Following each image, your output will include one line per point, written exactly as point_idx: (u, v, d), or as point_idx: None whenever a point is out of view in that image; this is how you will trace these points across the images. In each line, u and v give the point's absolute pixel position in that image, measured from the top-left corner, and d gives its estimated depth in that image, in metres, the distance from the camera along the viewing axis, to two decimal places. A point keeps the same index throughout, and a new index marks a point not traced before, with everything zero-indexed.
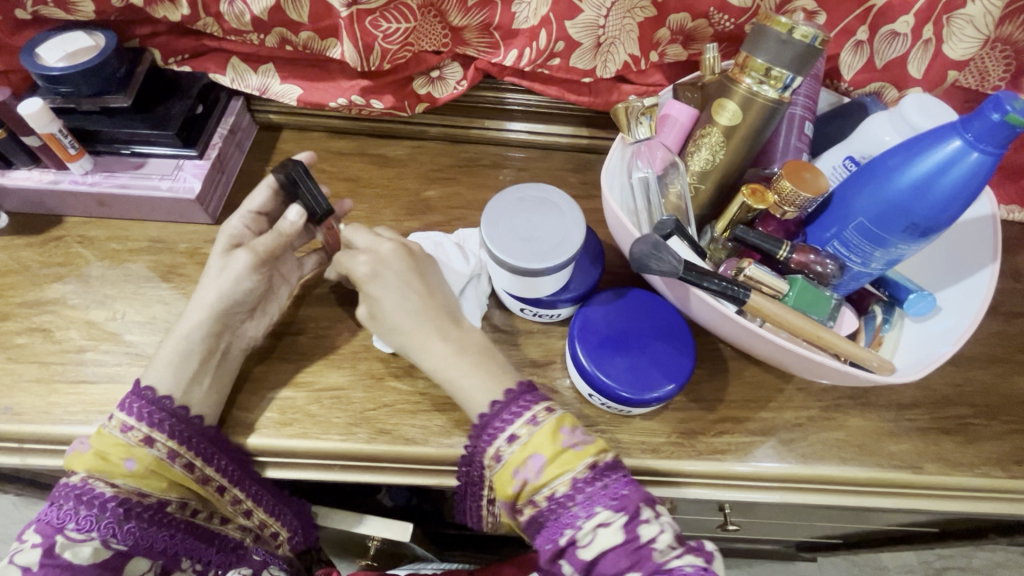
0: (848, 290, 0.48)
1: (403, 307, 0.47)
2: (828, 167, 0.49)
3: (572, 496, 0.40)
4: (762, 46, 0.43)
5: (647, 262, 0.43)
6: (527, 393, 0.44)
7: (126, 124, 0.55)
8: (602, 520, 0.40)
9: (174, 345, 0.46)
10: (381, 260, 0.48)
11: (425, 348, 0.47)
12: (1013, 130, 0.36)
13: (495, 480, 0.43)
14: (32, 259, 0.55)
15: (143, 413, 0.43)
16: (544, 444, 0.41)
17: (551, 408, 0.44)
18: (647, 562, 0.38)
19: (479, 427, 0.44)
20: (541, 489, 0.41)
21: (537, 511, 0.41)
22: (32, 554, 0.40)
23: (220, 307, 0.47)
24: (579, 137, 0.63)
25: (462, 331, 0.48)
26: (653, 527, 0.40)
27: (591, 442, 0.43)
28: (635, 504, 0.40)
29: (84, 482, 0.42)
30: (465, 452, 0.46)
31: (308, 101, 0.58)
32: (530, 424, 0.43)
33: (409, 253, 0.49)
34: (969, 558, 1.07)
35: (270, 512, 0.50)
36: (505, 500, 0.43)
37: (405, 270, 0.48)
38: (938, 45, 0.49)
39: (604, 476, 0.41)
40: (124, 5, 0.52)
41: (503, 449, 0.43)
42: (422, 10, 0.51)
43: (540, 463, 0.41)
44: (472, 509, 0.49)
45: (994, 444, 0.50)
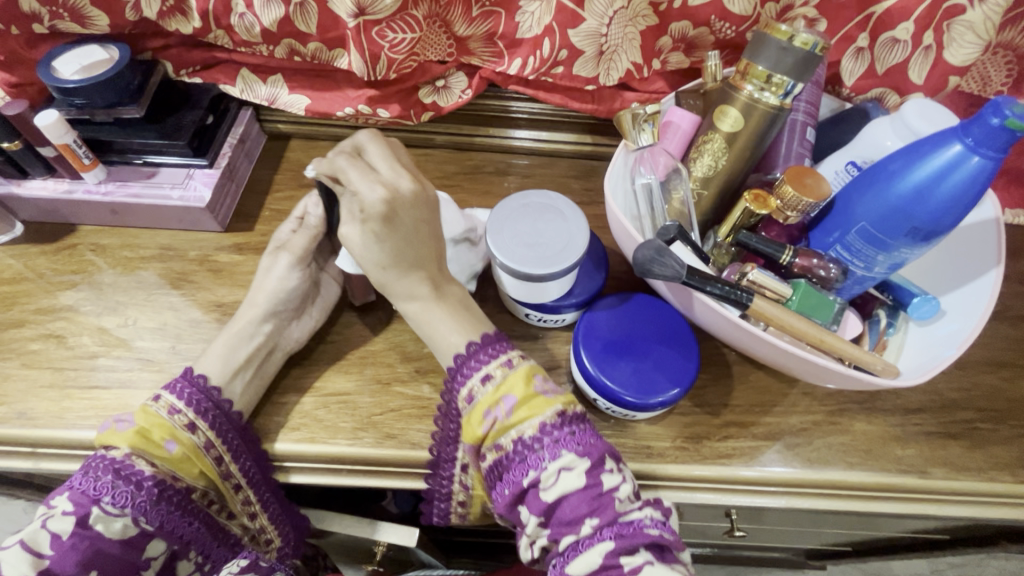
0: (851, 294, 0.49)
1: (397, 253, 0.45)
2: (831, 172, 0.49)
3: (540, 439, 0.41)
4: (762, 53, 0.44)
5: (650, 266, 0.43)
6: (502, 341, 0.46)
7: (138, 134, 0.56)
8: (566, 464, 0.40)
9: (225, 340, 0.49)
10: (398, 201, 0.44)
11: (409, 293, 0.47)
12: (1013, 134, 0.36)
13: (465, 422, 0.44)
14: (46, 267, 0.57)
15: (192, 399, 0.45)
16: (516, 387, 0.42)
17: (525, 356, 0.45)
18: (607, 510, 0.38)
19: (451, 370, 0.45)
20: (508, 431, 0.42)
21: (502, 454, 0.42)
22: (65, 522, 0.40)
23: (268, 304, 0.50)
24: (583, 144, 0.63)
25: (445, 280, 0.48)
26: (616, 477, 0.40)
27: (563, 393, 0.44)
28: (599, 453, 0.40)
29: (124, 457, 0.42)
30: (443, 401, 0.46)
31: (315, 111, 0.59)
32: (504, 367, 0.44)
33: (412, 194, 0.45)
34: (980, 566, 1.06)
35: (271, 518, 0.50)
36: (472, 443, 0.44)
37: (417, 216, 0.45)
38: (939, 51, 0.50)
39: (572, 424, 0.41)
40: (137, 19, 0.53)
41: (476, 390, 0.44)
42: (427, 21, 0.52)
43: (511, 404, 0.42)
44: (441, 485, 0.48)
45: (1002, 448, 0.49)
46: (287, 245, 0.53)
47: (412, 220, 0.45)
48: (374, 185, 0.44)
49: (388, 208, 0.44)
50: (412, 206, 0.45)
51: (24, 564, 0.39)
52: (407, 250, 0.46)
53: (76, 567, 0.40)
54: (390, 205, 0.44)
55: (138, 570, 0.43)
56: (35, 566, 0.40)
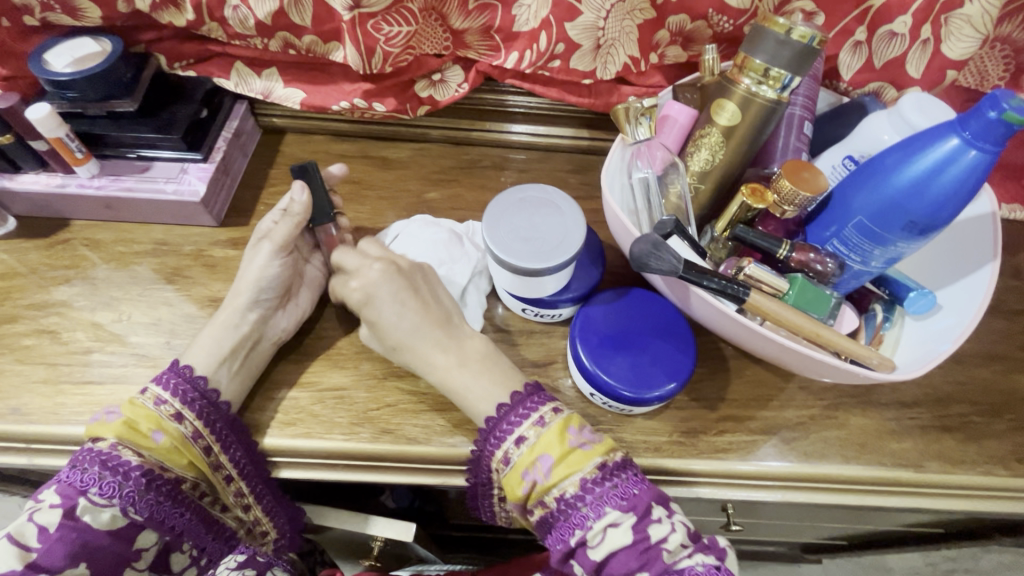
0: (848, 288, 0.49)
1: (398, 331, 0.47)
2: (828, 167, 0.49)
3: (582, 497, 0.41)
4: (760, 46, 0.43)
5: (646, 260, 0.43)
6: (534, 395, 0.45)
7: (132, 128, 0.55)
8: (612, 521, 0.40)
9: (213, 332, 0.49)
10: (372, 284, 0.48)
11: (428, 364, 0.47)
12: (1011, 127, 0.36)
13: (504, 483, 0.44)
14: (39, 262, 0.56)
15: (178, 390, 0.45)
16: (552, 446, 0.42)
17: (557, 408, 0.44)
18: (656, 562, 0.39)
19: (485, 431, 0.45)
20: (550, 490, 0.42)
21: (547, 511, 0.42)
22: (52, 515, 0.40)
23: (250, 294, 0.50)
24: (579, 138, 0.63)
25: (464, 342, 0.48)
26: (664, 527, 0.40)
27: (600, 441, 0.43)
28: (644, 503, 0.41)
29: (111, 448, 0.42)
30: (472, 456, 0.46)
31: (311, 105, 0.59)
32: (536, 426, 0.43)
33: (382, 276, 0.48)
34: (976, 561, 1.06)
35: (266, 510, 0.49)
36: (515, 501, 0.44)
37: (399, 288, 0.48)
38: (936, 45, 0.50)
39: (614, 476, 0.41)
40: (130, 11, 0.52)
41: (511, 452, 0.43)
42: (424, 14, 0.52)
43: (548, 465, 0.42)
44: (485, 506, 0.49)
45: (997, 442, 0.50)
46: (269, 235, 0.52)
47: (393, 297, 0.48)
48: (347, 282, 0.49)
49: (361, 298, 0.48)
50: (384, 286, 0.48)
51: (10, 557, 0.39)
52: (404, 325, 0.47)
53: (65, 560, 0.40)
54: (362, 295, 0.48)
55: (129, 562, 0.43)
56: (22, 559, 0.39)
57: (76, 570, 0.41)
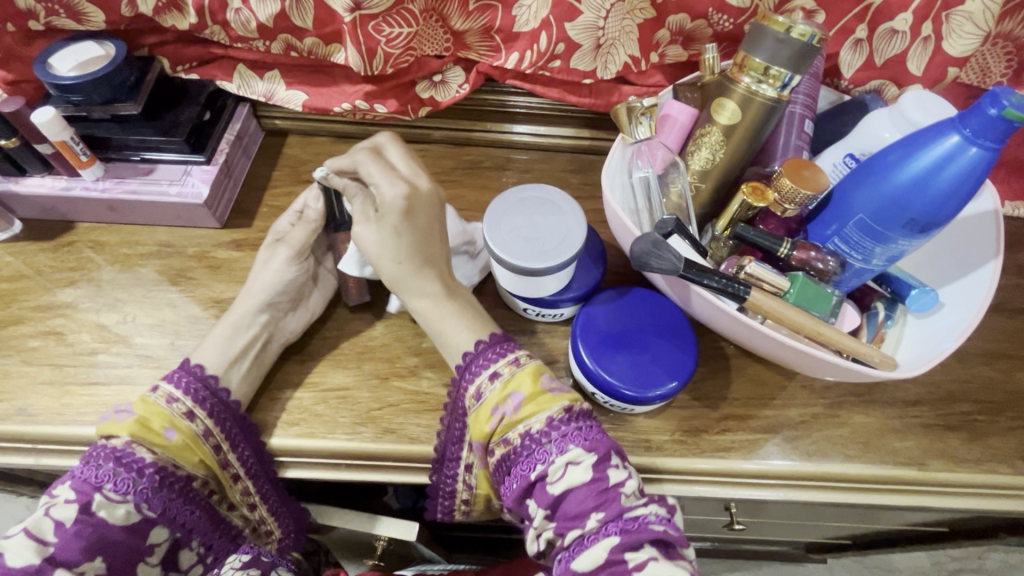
0: (849, 287, 0.49)
1: (412, 249, 0.47)
2: (828, 165, 0.49)
3: (547, 433, 0.41)
4: (760, 45, 0.43)
5: (646, 260, 0.43)
6: (509, 340, 0.47)
7: (136, 131, 0.56)
8: (573, 458, 0.40)
9: (222, 331, 0.49)
10: (417, 197, 0.47)
11: (420, 290, 0.48)
12: (1011, 124, 0.36)
13: (472, 419, 0.44)
14: (45, 265, 0.57)
15: (190, 389, 0.46)
16: (524, 384, 0.43)
17: (531, 356, 0.46)
18: (613, 504, 0.38)
19: (462, 365, 0.46)
20: (516, 426, 0.42)
21: (509, 449, 0.42)
22: (68, 510, 0.40)
23: (264, 296, 0.51)
24: (581, 138, 0.63)
25: (454, 281, 0.50)
26: (621, 472, 0.40)
27: (570, 392, 0.44)
28: (606, 448, 0.40)
29: (126, 445, 0.42)
30: (448, 402, 0.47)
31: (312, 107, 0.59)
32: (512, 365, 0.45)
33: (430, 194, 0.49)
34: (982, 560, 1.05)
35: (271, 509, 0.50)
36: (480, 440, 0.44)
37: (433, 211, 0.48)
38: (937, 42, 0.49)
39: (579, 420, 0.42)
40: (133, 15, 0.53)
41: (483, 387, 0.44)
42: (424, 15, 0.52)
43: (518, 401, 0.43)
44: (446, 480, 0.48)
45: (1000, 440, 0.49)
46: (286, 238, 0.53)
47: (429, 220, 0.48)
48: (394, 181, 0.47)
49: (409, 204, 0.47)
50: (429, 203, 0.48)
51: (29, 552, 0.39)
52: (421, 246, 0.48)
53: (81, 554, 0.40)
54: (410, 202, 0.47)
55: (142, 556, 0.43)
56: (40, 554, 0.39)
57: (93, 565, 0.41)
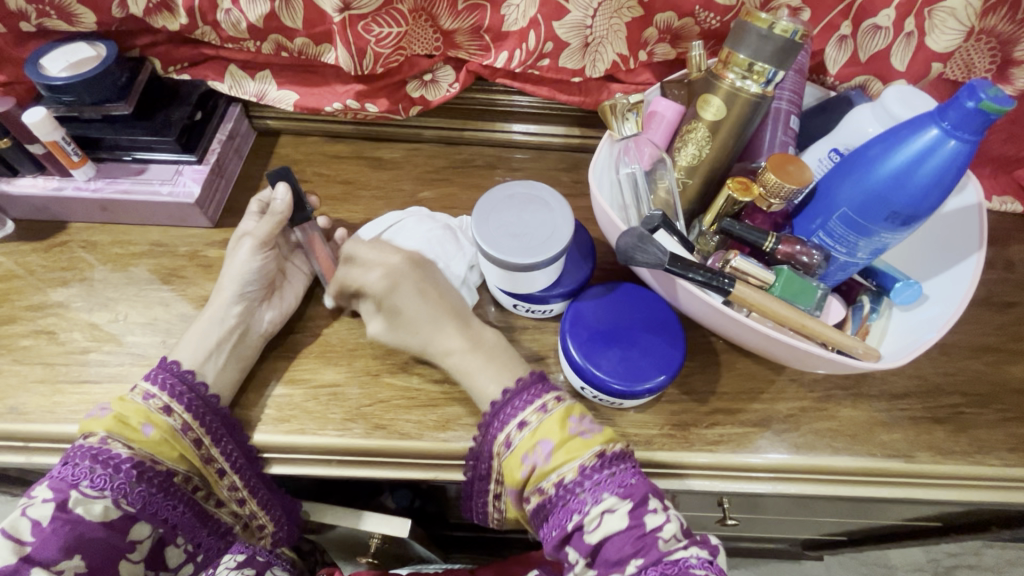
0: (835, 280, 0.49)
1: (421, 317, 0.48)
2: (814, 160, 0.49)
3: (580, 482, 0.41)
4: (744, 41, 0.44)
5: (632, 254, 0.43)
6: (539, 381, 0.46)
7: (127, 130, 0.56)
8: (609, 506, 0.40)
9: (199, 326, 0.50)
10: (396, 272, 0.49)
11: (445, 350, 0.48)
12: (989, 116, 0.36)
13: (504, 467, 0.44)
14: (37, 265, 0.57)
15: (167, 384, 0.46)
16: (553, 431, 0.43)
17: (561, 397, 0.45)
18: (651, 550, 0.39)
19: (489, 415, 0.45)
20: (548, 475, 0.42)
21: (544, 498, 0.42)
22: (44, 509, 0.41)
23: (235, 288, 0.51)
24: (571, 136, 0.64)
25: (478, 330, 0.49)
26: (659, 517, 0.40)
27: (600, 431, 0.44)
28: (641, 493, 0.41)
29: (101, 442, 0.43)
30: (472, 445, 0.47)
31: (305, 106, 0.59)
32: (539, 412, 0.44)
33: (408, 265, 0.49)
34: (978, 556, 1.06)
35: (260, 503, 0.50)
36: (514, 487, 0.44)
37: (418, 279, 0.49)
38: (921, 38, 0.50)
39: (611, 465, 0.42)
40: (124, 16, 0.53)
41: (512, 436, 0.44)
42: (413, 15, 0.52)
43: (548, 449, 0.42)
44: (479, 505, 0.50)
45: (986, 432, 0.50)
46: (250, 231, 0.52)
47: (420, 286, 0.49)
48: (370, 270, 0.49)
49: (390, 282, 0.48)
50: (411, 271, 0.49)
51: (5, 551, 0.40)
52: (427, 313, 0.48)
53: (59, 553, 0.41)
54: (390, 279, 0.48)
55: (123, 553, 0.44)
56: (17, 553, 0.40)
57: (73, 563, 0.42)
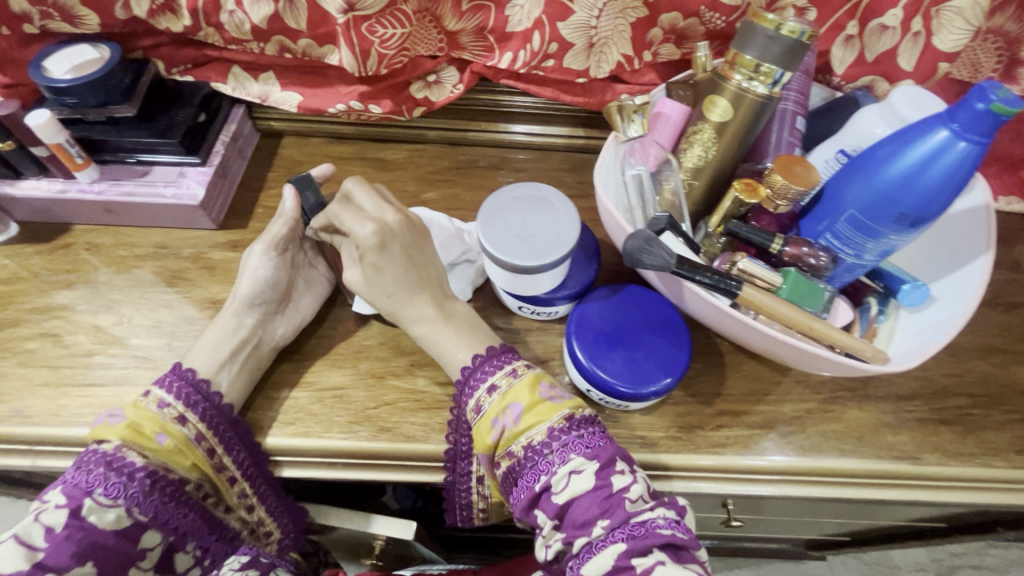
0: (842, 282, 0.49)
1: (400, 280, 0.48)
2: (820, 161, 0.49)
3: (548, 444, 0.42)
4: (751, 43, 0.44)
5: (639, 256, 0.43)
6: (508, 352, 0.47)
7: (131, 133, 0.56)
8: (576, 467, 0.40)
9: (211, 334, 0.49)
10: (388, 232, 0.47)
11: (415, 315, 0.49)
12: (999, 118, 0.36)
13: (475, 431, 0.45)
14: (41, 267, 0.57)
15: (181, 393, 0.46)
16: (522, 394, 0.44)
17: (531, 365, 0.46)
18: (618, 510, 0.39)
19: (461, 380, 0.46)
20: (518, 437, 0.43)
21: (514, 461, 0.43)
22: (58, 515, 0.41)
23: (246, 296, 0.51)
24: (575, 137, 0.63)
25: (450, 301, 0.50)
26: (626, 478, 0.40)
27: (570, 398, 0.44)
28: (608, 454, 0.41)
29: (116, 450, 0.43)
30: (451, 417, 0.47)
31: (307, 108, 0.59)
32: (509, 376, 0.45)
33: (401, 224, 0.48)
34: (981, 555, 1.06)
35: (268, 510, 0.50)
36: (485, 451, 0.45)
37: (407, 241, 0.48)
38: (928, 38, 0.50)
39: (580, 427, 0.42)
40: (128, 17, 0.53)
41: (483, 401, 0.45)
42: (418, 16, 0.52)
43: (518, 411, 0.43)
44: (461, 495, 0.49)
45: (994, 433, 0.50)
46: (265, 234, 0.52)
47: (406, 250, 0.48)
48: (361, 222, 0.47)
49: (381, 240, 0.47)
50: (402, 233, 0.48)
51: (17, 557, 0.39)
52: (405, 274, 0.48)
53: (71, 559, 0.40)
54: (382, 237, 0.47)
55: (134, 561, 0.43)
56: (29, 559, 0.39)
57: (83, 570, 0.41)
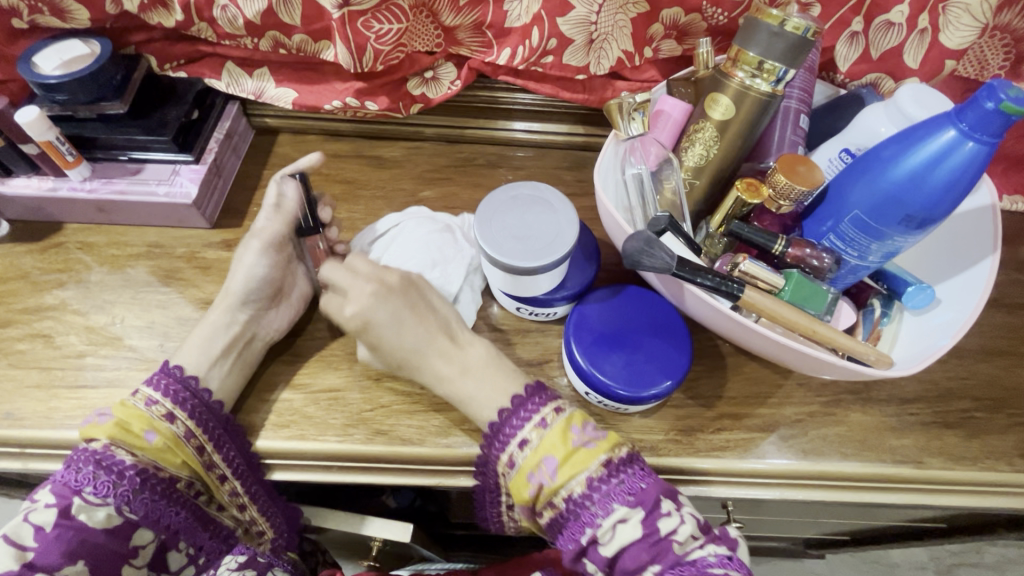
0: (845, 283, 0.48)
1: (405, 351, 0.47)
2: (824, 160, 0.48)
3: (590, 496, 0.40)
4: (754, 38, 0.43)
5: (639, 258, 0.43)
6: (538, 395, 0.44)
7: (123, 130, 0.55)
8: (621, 516, 0.40)
9: (202, 331, 0.49)
10: (368, 310, 0.46)
11: (437, 377, 0.47)
12: (1008, 118, 0.35)
13: (511, 485, 0.43)
14: (32, 266, 0.56)
15: (170, 390, 0.45)
16: (557, 447, 0.41)
17: (560, 408, 0.43)
18: (668, 554, 0.39)
19: (488, 437, 0.44)
20: (557, 491, 0.41)
21: (556, 512, 0.42)
22: (47, 514, 0.40)
23: (239, 296, 0.50)
24: (574, 135, 0.62)
25: (467, 350, 0.47)
26: (673, 520, 0.39)
27: (604, 438, 0.42)
28: (652, 498, 0.40)
29: (105, 449, 0.42)
30: (478, 461, 0.46)
31: (304, 105, 0.58)
32: (539, 428, 0.43)
33: (382, 294, 0.47)
34: (980, 554, 1.06)
35: (261, 510, 0.49)
36: (524, 504, 0.43)
37: (396, 309, 0.46)
38: (934, 34, 0.49)
39: (619, 472, 0.41)
40: (118, 12, 0.52)
41: (516, 455, 0.43)
42: (414, 11, 0.51)
43: (553, 467, 0.41)
44: (491, 514, 0.49)
45: (998, 437, 0.49)
46: (257, 231, 0.51)
47: (400, 317, 0.46)
48: (343, 303, 0.47)
49: (361, 322, 0.46)
50: (388, 303, 0.46)
51: (6, 558, 0.39)
52: (411, 343, 0.46)
53: (61, 558, 0.40)
54: (362, 319, 0.46)
55: (127, 558, 0.43)
56: (18, 559, 0.39)
57: (74, 569, 0.41)
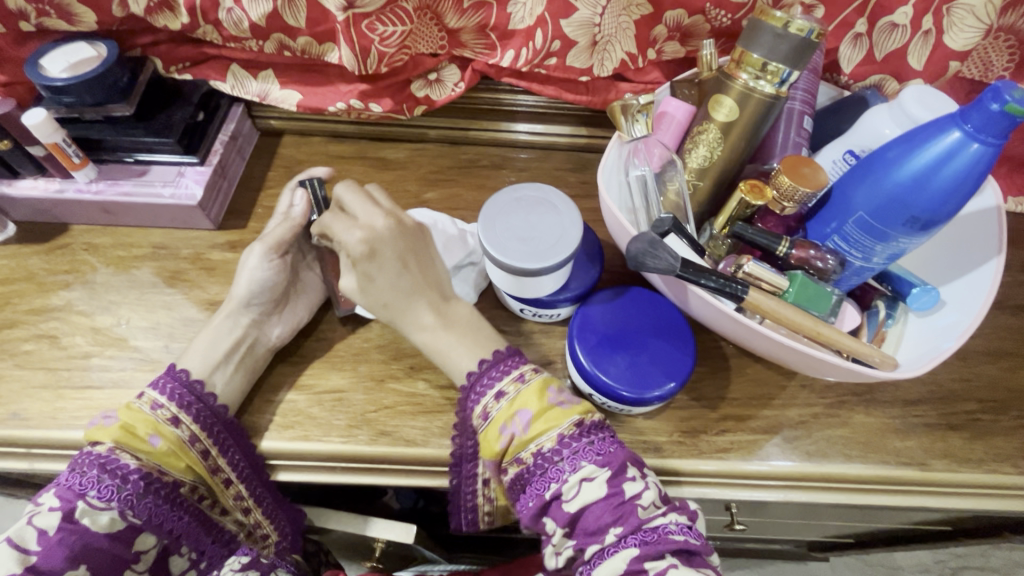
0: (849, 284, 0.48)
1: (397, 288, 0.46)
2: (827, 162, 0.48)
3: (558, 450, 0.41)
4: (758, 40, 0.43)
5: (643, 259, 0.42)
6: (515, 355, 0.46)
7: (128, 132, 0.55)
8: (588, 474, 0.40)
9: (205, 336, 0.49)
10: (378, 239, 0.45)
11: (417, 323, 0.47)
12: (1014, 119, 0.35)
13: (482, 439, 0.44)
14: (39, 267, 0.56)
15: (175, 394, 0.45)
16: (531, 402, 0.43)
17: (538, 369, 0.45)
18: (631, 517, 0.38)
19: (466, 387, 0.45)
20: (526, 445, 0.42)
21: (522, 468, 0.42)
22: (51, 518, 0.40)
23: (243, 297, 0.50)
24: (578, 136, 0.63)
25: (452, 307, 0.48)
26: (638, 484, 0.39)
27: (579, 402, 0.44)
28: (620, 460, 0.40)
29: (109, 452, 0.42)
30: (459, 415, 0.46)
31: (308, 107, 0.58)
32: (517, 383, 0.44)
33: (393, 231, 0.46)
34: (985, 557, 1.05)
35: (265, 513, 0.49)
36: (491, 458, 0.44)
37: (401, 248, 0.46)
38: (939, 36, 0.48)
39: (590, 434, 0.42)
40: (125, 15, 0.52)
41: (490, 406, 0.44)
42: (418, 13, 0.51)
43: (526, 418, 0.42)
44: (466, 500, 0.48)
45: (1003, 439, 0.49)
46: (265, 236, 0.52)
47: (401, 255, 0.46)
48: (351, 228, 0.45)
49: (368, 251, 0.45)
50: (397, 239, 0.46)
51: (10, 561, 0.39)
52: (402, 284, 0.46)
53: (64, 563, 0.40)
54: (369, 248, 0.45)
55: (128, 563, 0.43)
56: (21, 563, 0.39)
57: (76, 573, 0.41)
